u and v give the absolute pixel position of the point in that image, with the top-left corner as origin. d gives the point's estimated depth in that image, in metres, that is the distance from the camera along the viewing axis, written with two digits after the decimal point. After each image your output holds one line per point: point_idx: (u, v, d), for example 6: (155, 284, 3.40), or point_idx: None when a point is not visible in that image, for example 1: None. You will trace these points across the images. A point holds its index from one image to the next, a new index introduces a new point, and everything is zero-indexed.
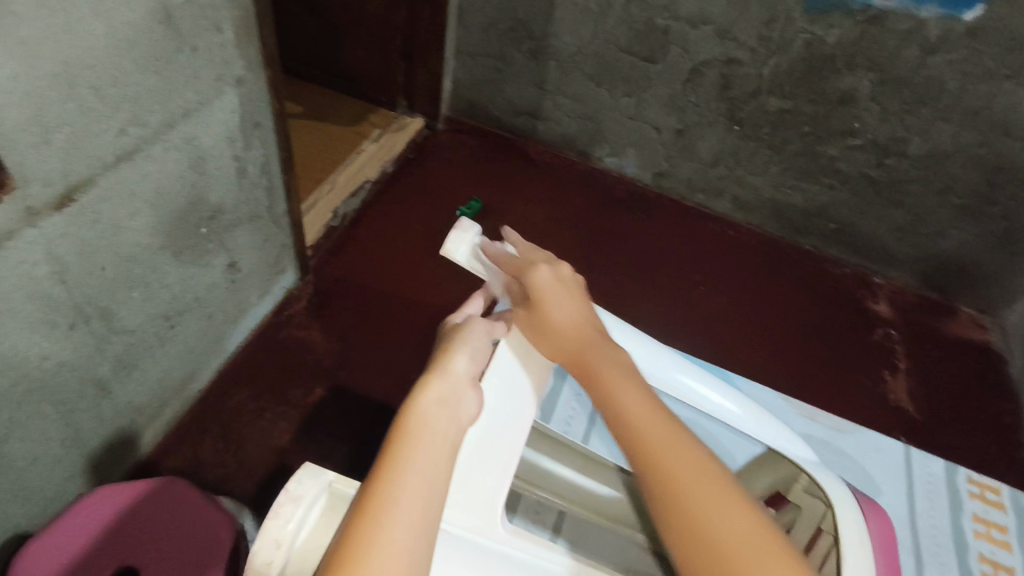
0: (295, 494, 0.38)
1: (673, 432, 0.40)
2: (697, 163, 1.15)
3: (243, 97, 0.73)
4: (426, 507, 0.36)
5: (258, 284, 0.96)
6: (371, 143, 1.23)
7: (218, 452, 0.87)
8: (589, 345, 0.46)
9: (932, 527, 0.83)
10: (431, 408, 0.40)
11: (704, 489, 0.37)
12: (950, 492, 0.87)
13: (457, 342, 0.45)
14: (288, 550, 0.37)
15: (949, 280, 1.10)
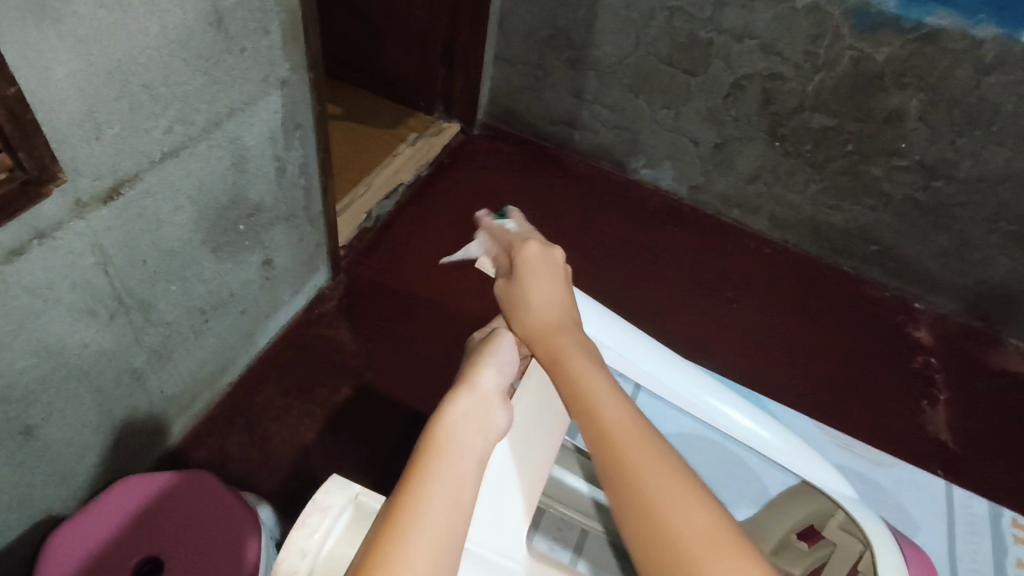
0: (324, 506, 0.34)
1: (630, 419, 0.37)
2: (734, 178, 1.09)
3: (287, 99, 0.67)
4: (447, 536, 0.32)
5: (292, 281, 0.88)
6: (407, 146, 1.19)
7: (244, 446, 0.80)
8: (557, 329, 0.43)
9: (974, 571, 0.74)
10: (458, 422, 0.36)
11: (652, 475, 0.34)
12: (995, 536, 0.78)
13: (486, 354, 0.41)
14: (312, 564, 0.33)
15: (997, 310, 1.02)
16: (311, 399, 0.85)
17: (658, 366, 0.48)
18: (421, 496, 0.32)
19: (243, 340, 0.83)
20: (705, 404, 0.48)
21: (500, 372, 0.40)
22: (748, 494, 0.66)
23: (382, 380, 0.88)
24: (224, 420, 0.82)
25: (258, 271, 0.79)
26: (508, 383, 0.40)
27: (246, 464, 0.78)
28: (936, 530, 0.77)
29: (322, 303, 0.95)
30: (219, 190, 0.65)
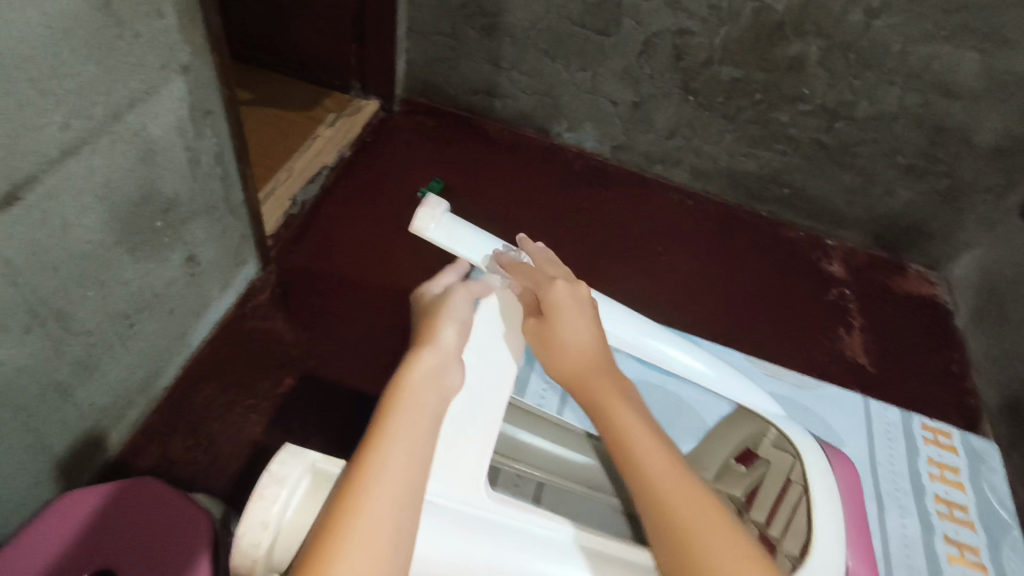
0: (278, 476, 0.35)
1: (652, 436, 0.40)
2: (654, 134, 1.12)
3: (191, 85, 0.64)
4: (404, 487, 0.33)
5: (219, 276, 0.85)
6: (327, 127, 1.16)
7: (188, 449, 0.77)
8: (589, 375, 0.43)
9: (893, 472, 0.82)
10: (418, 377, 0.39)
11: (675, 488, 0.37)
12: (907, 438, 0.86)
13: (439, 317, 0.44)
14: (276, 532, 0.35)
15: (898, 238, 1.11)
16: (254, 394, 0.83)
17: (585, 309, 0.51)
18: (388, 440, 0.35)
19: (174, 341, 0.80)
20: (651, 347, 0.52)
21: (455, 330, 0.43)
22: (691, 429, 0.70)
23: (326, 366, 0.87)
24: (164, 425, 0.79)
25: (182, 269, 0.76)
26: (463, 341, 0.43)
27: (192, 467, 0.76)
28: (856, 441, 0.85)
29: (255, 296, 0.92)
30: (130, 186, 0.61)
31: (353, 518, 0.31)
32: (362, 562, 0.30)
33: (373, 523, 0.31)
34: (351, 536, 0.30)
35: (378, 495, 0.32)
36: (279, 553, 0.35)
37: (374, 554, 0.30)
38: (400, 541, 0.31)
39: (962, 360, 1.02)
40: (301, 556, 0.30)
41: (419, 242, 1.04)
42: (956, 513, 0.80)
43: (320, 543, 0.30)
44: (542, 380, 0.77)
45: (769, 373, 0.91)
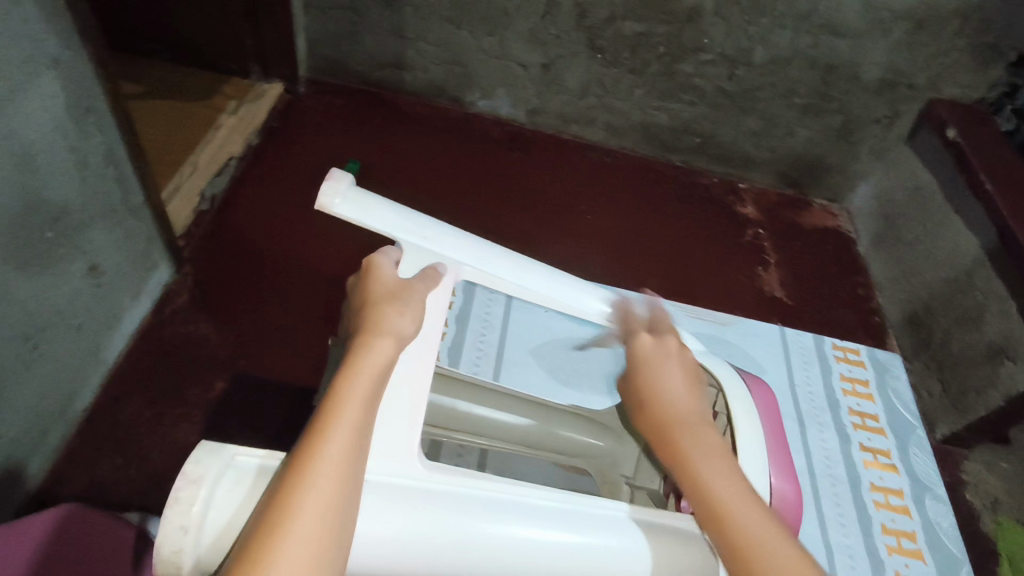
0: (194, 476, 0.34)
1: (721, 468, 0.41)
2: (566, 95, 1.13)
3: (65, 81, 0.59)
4: (343, 488, 0.32)
5: (128, 284, 0.80)
6: (229, 115, 1.09)
7: (118, 469, 0.73)
8: (682, 427, 0.44)
9: (810, 391, 0.88)
10: (370, 367, 0.37)
11: (747, 520, 0.38)
12: (820, 359, 0.92)
13: (394, 299, 0.42)
14: (198, 535, 0.33)
15: (803, 175, 1.17)
16: (183, 403, 0.79)
17: (513, 272, 0.50)
18: (330, 432, 0.34)
19: (87, 359, 0.75)
20: (579, 302, 0.52)
21: (411, 317, 0.41)
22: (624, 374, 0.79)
23: (257, 364, 0.84)
24: (88, 449, 0.74)
25: (85, 280, 0.71)
26: (416, 328, 0.42)
27: (125, 488, 0.72)
28: (776, 368, 0.90)
29: (171, 301, 0.87)
30: (10, 197, 0.56)
31: (289, 514, 0.30)
32: (295, 558, 0.29)
33: (309, 518, 0.30)
34: (286, 533, 0.30)
35: (315, 490, 0.31)
36: (204, 556, 0.33)
37: (305, 556, 0.30)
38: (337, 535, 0.31)
39: (867, 282, 1.10)
40: (236, 549, 0.30)
41: (341, 225, 1.01)
42: (869, 421, 0.87)
43: (256, 539, 0.30)
44: (476, 347, 0.78)
45: (692, 314, 0.95)
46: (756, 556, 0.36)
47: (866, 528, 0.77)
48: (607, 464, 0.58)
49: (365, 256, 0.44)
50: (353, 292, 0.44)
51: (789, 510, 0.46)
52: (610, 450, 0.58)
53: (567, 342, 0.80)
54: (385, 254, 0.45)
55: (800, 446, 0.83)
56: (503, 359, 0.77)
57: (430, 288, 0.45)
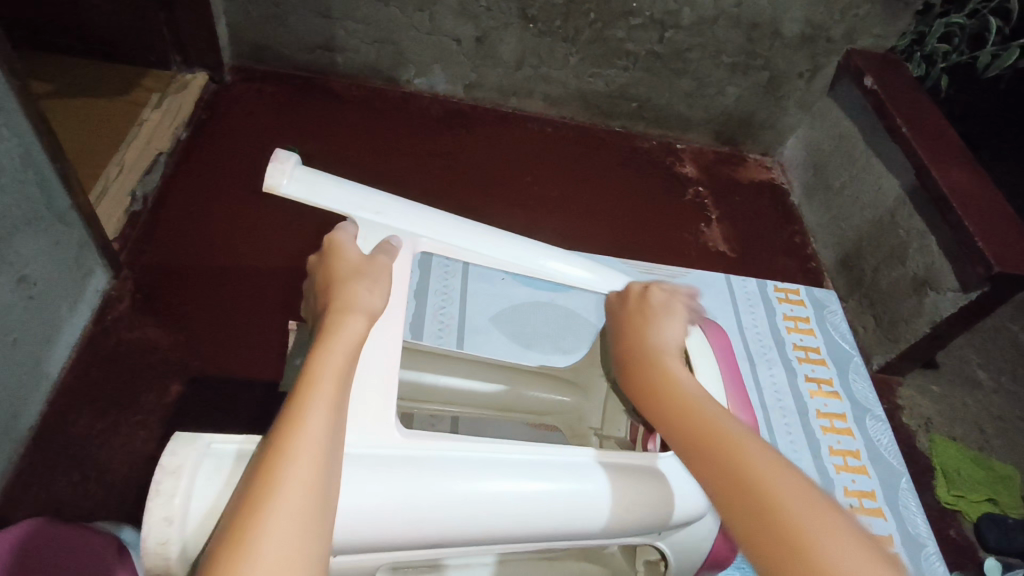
0: (171, 468, 0.34)
1: (669, 383, 0.46)
2: (502, 68, 1.13)
3: None
4: (325, 462, 0.33)
5: (63, 293, 0.76)
6: (153, 110, 1.04)
7: (76, 485, 0.70)
8: (637, 358, 0.49)
9: (757, 332, 0.94)
10: (342, 343, 0.38)
11: (689, 419, 0.43)
12: (764, 300, 0.98)
13: (360, 276, 0.42)
14: (183, 525, 0.34)
15: (736, 132, 1.22)
16: (138, 411, 0.76)
17: (473, 240, 0.51)
18: (308, 406, 0.34)
19: (27, 375, 0.72)
20: (537, 264, 0.53)
21: (378, 292, 0.42)
22: (583, 332, 0.82)
23: (214, 363, 0.82)
24: (40, 467, 0.70)
25: (15, 292, 0.68)
26: (385, 304, 0.42)
27: (85, 503, 0.69)
28: (724, 314, 0.95)
29: (113, 307, 0.84)
30: None
31: (274, 490, 0.31)
32: (283, 531, 0.30)
33: (294, 492, 0.31)
34: (272, 507, 0.30)
35: (299, 465, 0.32)
36: (191, 545, 0.34)
37: (292, 529, 0.30)
38: (322, 507, 0.32)
39: (802, 230, 1.16)
40: (224, 527, 0.30)
41: (286, 215, 0.99)
42: (812, 355, 0.93)
43: (243, 515, 0.30)
44: (436, 319, 0.78)
45: (642, 270, 0.99)
46: (698, 443, 0.42)
47: (817, 452, 0.82)
48: (575, 417, 0.64)
49: (326, 235, 0.44)
50: (316, 269, 0.44)
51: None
52: (577, 405, 0.63)
53: (525, 306, 0.83)
54: (342, 230, 0.45)
55: (753, 384, 0.88)
56: (464, 328, 0.78)
57: (392, 259, 0.45)
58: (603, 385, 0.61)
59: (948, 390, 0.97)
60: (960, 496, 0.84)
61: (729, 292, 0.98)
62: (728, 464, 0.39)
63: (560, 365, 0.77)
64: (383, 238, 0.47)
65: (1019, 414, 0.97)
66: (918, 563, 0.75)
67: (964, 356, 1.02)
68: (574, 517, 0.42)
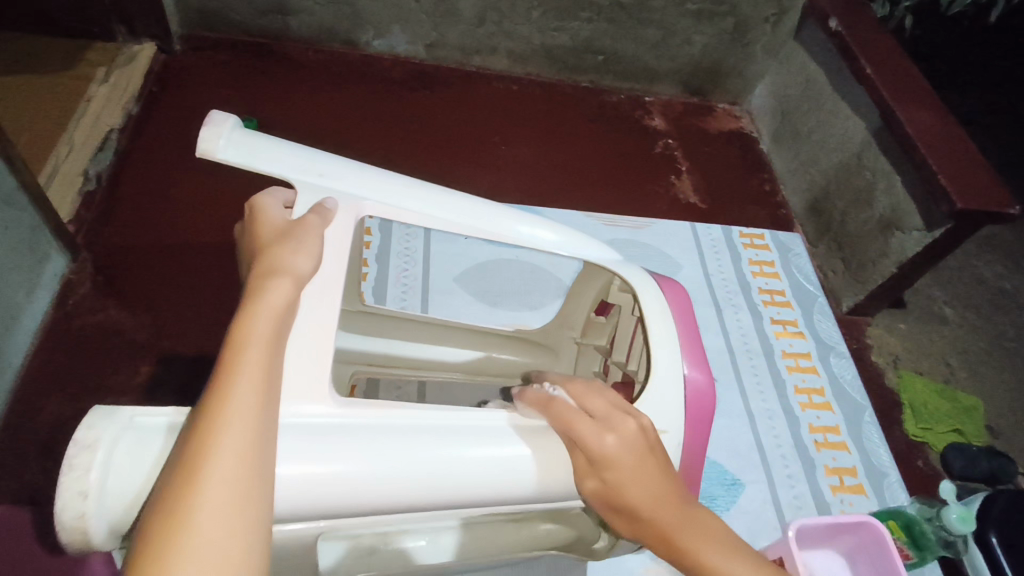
0: (85, 442, 0.35)
1: (706, 540, 0.40)
2: (464, 25, 1.10)
3: None
4: (256, 426, 0.32)
5: (18, 278, 0.74)
6: (100, 84, 1.00)
7: (51, 471, 0.69)
8: (656, 505, 0.41)
9: (723, 277, 0.95)
10: (270, 306, 0.37)
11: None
12: (730, 248, 0.99)
13: (287, 239, 0.41)
14: (100, 499, 0.34)
15: (704, 81, 1.21)
16: (107, 394, 0.75)
17: (422, 204, 0.50)
18: (237, 372, 0.33)
19: None
20: (494, 224, 0.52)
21: (306, 254, 0.41)
22: (551, 288, 0.82)
23: (181, 342, 0.80)
24: (9, 456, 0.69)
25: None
26: (316, 266, 0.41)
27: (59, 489, 0.68)
28: (691, 262, 0.95)
29: (73, 292, 0.82)
30: None
31: (205, 459, 0.30)
32: (219, 499, 0.29)
33: (227, 458, 0.30)
34: (206, 477, 0.29)
35: (230, 434, 0.31)
36: (111, 517, 0.35)
37: (227, 493, 0.30)
38: (258, 472, 0.31)
39: (772, 178, 1.16)
40: (155, 501, 0.29)
41: (246, 187, 0.96)
42: (776, 296, 0.95)
43: (176, 486, 0.29)
44: (402, 280, 0.77)
45: (608, 222, 0.98)
46: None
47: (782, 389, 0.84)
48: None
49: (248, 199, 0.44)
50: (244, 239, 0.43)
51: (703, 400, 0.49)
52: (547, 367, 0.65)
53: (494, 265, 0.82)
54: (270, 195, 0.45)
55: (718, 327, 0.89)
56: (430, 290, 0.77)
57: (325, 223, 0.44)
58: (573, 347, 0.64)
59: (914, 327, 0.99)
60: (927, 427, 0.86)
61: (696, 239, 0.99)
62: None
63: (531, 323, 0.78)
64: (318, 201, 0.46)
65: (984, 346, 1.00)
66: (879, 490, 0.77)
67: (931, 294, 1.04)
68: (522, 471, 0.43)
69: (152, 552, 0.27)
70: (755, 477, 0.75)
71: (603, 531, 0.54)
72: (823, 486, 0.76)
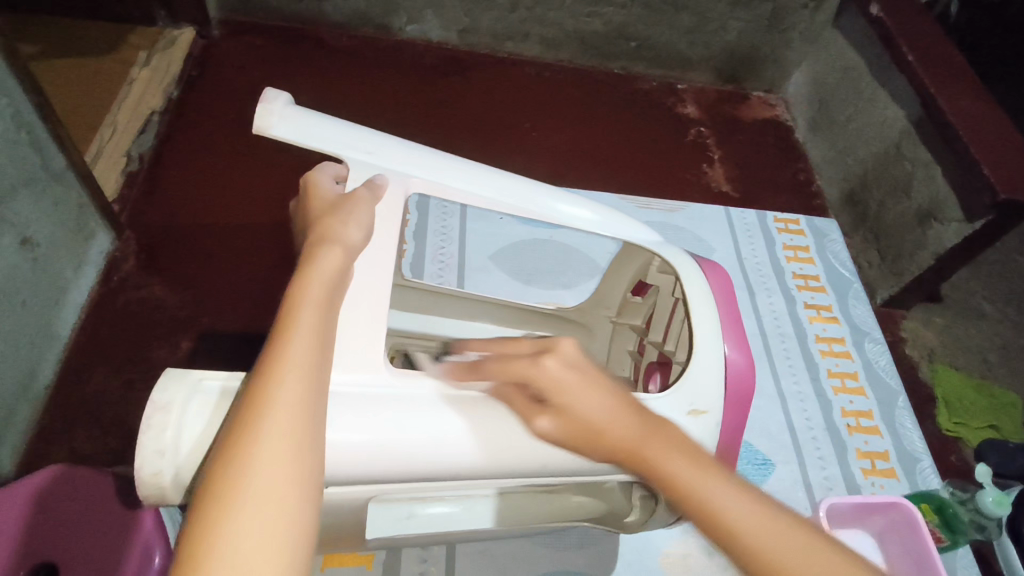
0: (160, 403, 0.37)
1: (665, 449, 0.39)
2: (497, 10, 1.10)
3: None
4: (311, 385, 0.33)
5: (67, 254, 0.77)
6: (141, 68, 1.03)
7: (98, 438, 0.72)
8: (609, 426, 0.40)
9: (757, 262, 0.94)
10: (322, 272, 0.38)
11: (714, 492, 0.37)
12: (764, 233, 0.98)
13: (338, 212, 0.42)
14: (175, 457, 0.37)
15: (738, 68, 1.20)
16: (150, 366, 0.77)
17: (467, 180, 0.51)
18: (291, 334, 0.35)
19: (40, 335, 0.73)
20: (536, 203, 0.53)
21: (357, 226, 0.42)
22: (585, 269, 0.82)
23: (219, 319, 0.82)
24: (59, 423, 0.72)
25: (20, 253, 0.69)
26: (365, 238, 0.43)
27: (104, 455, 0.70)
28: (724, 247, 0.95)
29: (118, 268, 0.85)
30: None
31: (264, 412, 0.31)
32: (274, 450, 0.31)
33: (283, 413, 0.32)
34: (262, 429, 0.31)
35: (284, 390, 0.32)
36: (184, 473, 0.37)
37: (283, 445, 0.31)
38: (310, 429, 0.32)
39: (806, 167, 1.14)
40: (217, 451, 0.31)
41: (281, 168, 0.98)
42: (812, 282, 0.93)
43: (236, 435, 0.31)
44: (437, 259, 0.78)
45: (642, 206, 0.98)
46: (727, 527, 0.36)
47: (816, 375, 0.83)
48: None
49: (301, 176, 0.45)
50: (298, 214, 0.45)
51: (742, 381, 0.49)
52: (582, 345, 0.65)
53: (530, 245, 0.83)
54: (321, 170, 0.46)
55: (751, 311, 0.88)
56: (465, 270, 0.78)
57: (376, 198, 0.45)
58: (608, 326, 0.65)
59: (951, 321, 0.97)
60: (961, 422, 0.85)
61: (730, 224, 0.98)
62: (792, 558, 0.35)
63: (567, 302, 0.78)
64: (369, 177, 0.47)
65: None
66: (911, 474, 0.76)
67: (970, 288, 1.02)
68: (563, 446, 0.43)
69: (216, 496, 0.29)
70: (786, 458, 0.75)
71: (635, 507, 0.55)
72: (854, 469, 0.76)
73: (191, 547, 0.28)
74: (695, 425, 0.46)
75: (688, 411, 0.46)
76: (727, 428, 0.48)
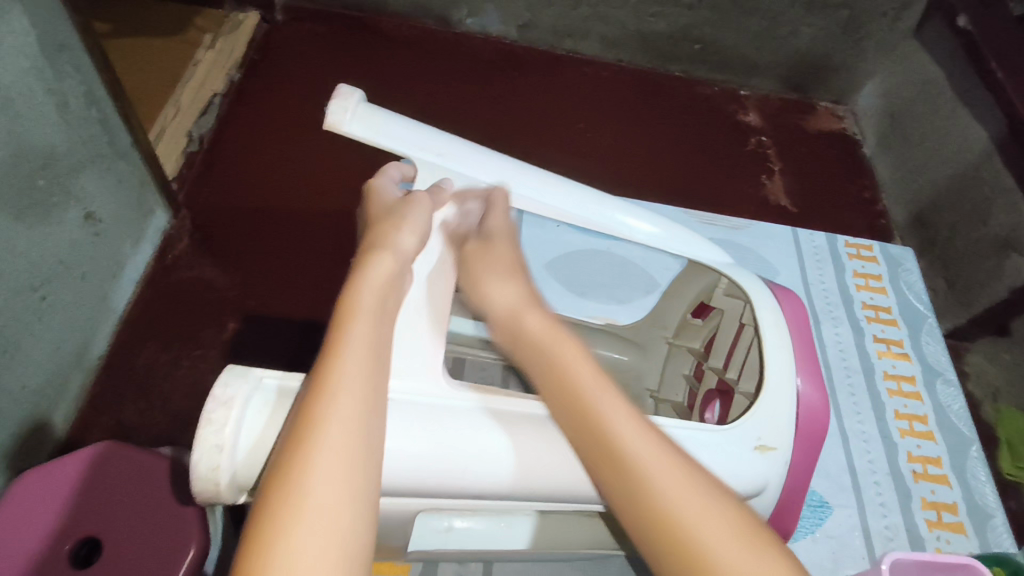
0: (222, 399, 0.36)
1: (589, 372, 0.40)
2: (558, 6, 1.08)
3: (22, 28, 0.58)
4: (364, 398, 0.33)
5: (127, 230, 0.79)
6: (206, 50, 1.04)
7: (144, 413, 0.73)
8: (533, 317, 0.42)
9: (824, 288, 0.89)
10: (375, 283, 0.37)
11: (616, 414, 0.37)
12: (833, 257, 0.93)
13: (394, 217, 0.41)
14: (232, 455, 0.36)
15: (806, 76, 1.14)
16: (198, 345, 0.79)
17: (534, 188, 0.50)
18: (343, 350, 0.34)
19: (97, 309, 0.75)
20: (605, 216, 0.51)
21: (412, 232, 0.41)
22: (641, 283, 0.80)
23: (267, 306, 0.83)
24: (109, 395, 0.74)
25: (84, 228, 0.71)
26: (419, 244, 0.41)
27: (148, 430, 0.72)
28: (788, 269, 0.91)
29: (173, 247, 0.86)
30: None
31: (317, 427, 0.31)
32: (330, 469, 0.30)
33: (336, 430, 0.31)
34: (315, 448, 0.31)
35: (339, 404, 0.32)
36: (240, 473, 0.36)
37: (338, 462, 0.31)
38: (366, 445, 0.32)
39: (873, 185, 1.08)
40: (271, 469, 0.31)
41: (335, 157, 0.98)
42: (881, 313, 0.88)
43: (290, 454, 0.30)
44: None
45: (701, 219, 0.94)
46: (618, 456, 0.36)
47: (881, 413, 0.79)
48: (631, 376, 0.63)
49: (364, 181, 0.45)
50: (362, 219, 0.45)
51: (815, 418, 0.47)
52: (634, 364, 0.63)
53: (581, 253, 0.81)
54: (386, 176, 0.46)
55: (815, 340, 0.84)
56: None
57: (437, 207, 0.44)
58: (664, 347, 0.63)
59: None
60: None
61: (794, 242, 0.94)
62: (671, 500, 0.35)
63: (619, 317, 0.76)
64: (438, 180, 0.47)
65: None
66: (981, 529, 0.72)
67: None
68: None
69: (271, 516, 0.28)
70: (844, 501, 0.71)
71: None
72: (919, 518, 0.72)
73: (246, 554, 0.28)
74: (763, 462, 0.43)
75: (755, 447, 0.44)
76: (795, 468, 0.46)
